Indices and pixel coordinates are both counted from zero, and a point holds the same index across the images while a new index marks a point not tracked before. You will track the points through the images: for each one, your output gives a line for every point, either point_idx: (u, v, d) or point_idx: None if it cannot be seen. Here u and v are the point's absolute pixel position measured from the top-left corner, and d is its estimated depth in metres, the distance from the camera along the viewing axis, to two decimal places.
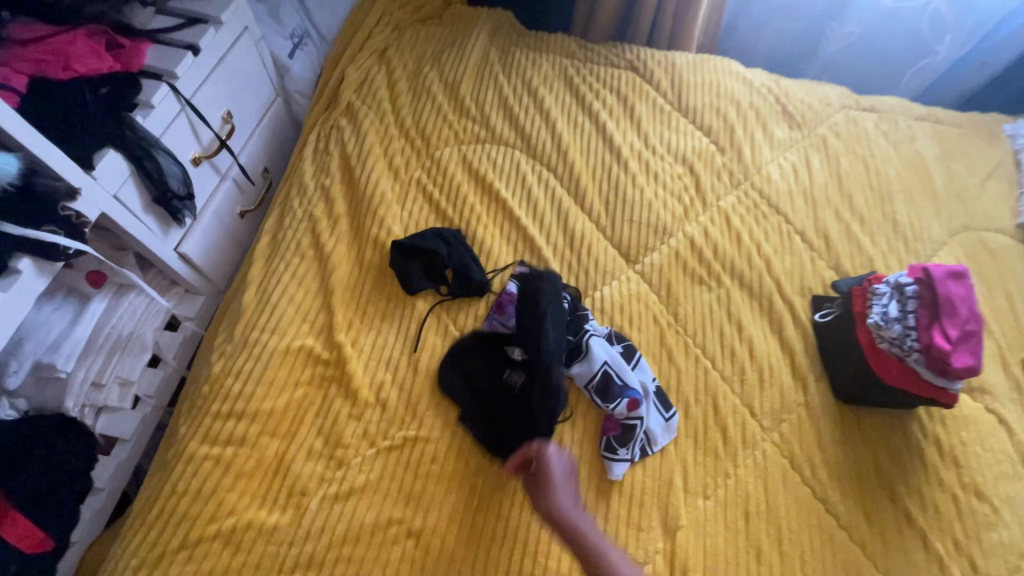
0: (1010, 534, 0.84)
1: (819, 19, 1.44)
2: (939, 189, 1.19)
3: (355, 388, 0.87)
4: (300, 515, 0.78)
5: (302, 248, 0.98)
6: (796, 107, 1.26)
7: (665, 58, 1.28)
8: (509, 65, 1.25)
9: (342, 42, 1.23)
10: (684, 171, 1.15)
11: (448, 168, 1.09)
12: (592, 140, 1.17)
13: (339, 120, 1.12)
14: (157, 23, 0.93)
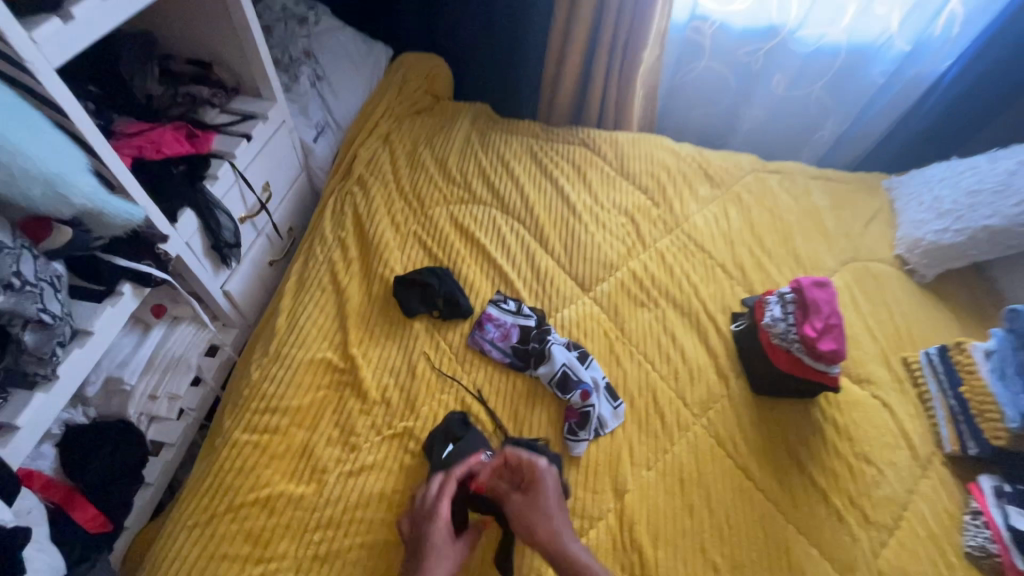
0: (892, 490, 1.06)
1: (732, 105, 1.82)
2: (830, 229, 1.49)
3: (366, 389, 1.09)
4: (322, 487, 0.97)
5: (324, 284, 1.23)
6: (715, 171, 1.59)
7: (609, 137, 1.63)
8: (486, 145, 1.58)
9: (354, 129, 1.54)
10: (626, 220, 1.45)
11: (439, 222, 1.38)
12: (553, 199, 1.47)
13: (352, 187, 1.42)
14: (221, 119, 1.23)
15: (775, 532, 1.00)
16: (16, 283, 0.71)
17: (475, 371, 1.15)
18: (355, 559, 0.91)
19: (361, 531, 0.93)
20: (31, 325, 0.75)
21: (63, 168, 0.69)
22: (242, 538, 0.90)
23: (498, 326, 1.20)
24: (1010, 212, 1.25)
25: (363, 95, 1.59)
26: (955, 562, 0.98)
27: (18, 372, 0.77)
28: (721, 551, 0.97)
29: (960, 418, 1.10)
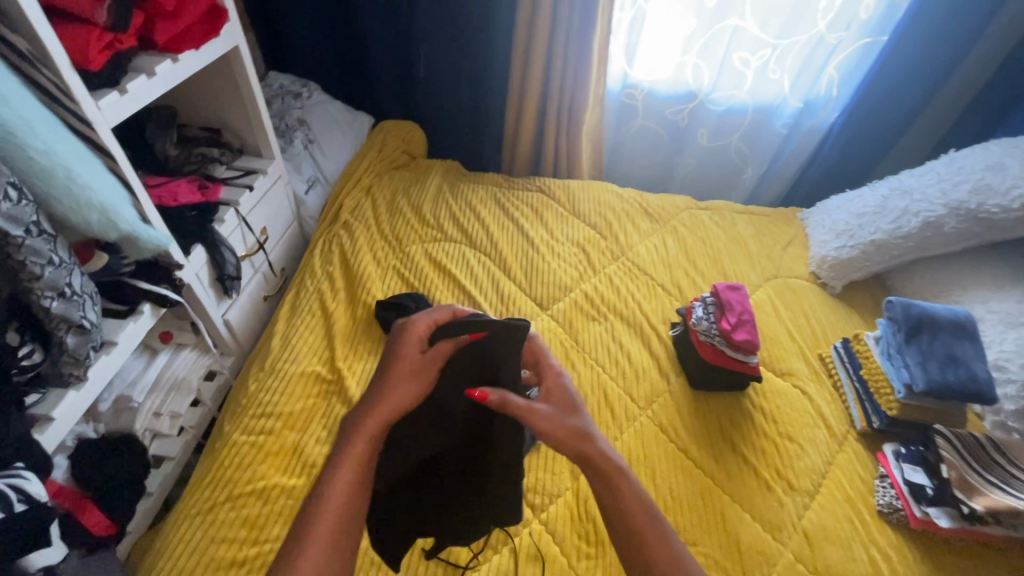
0: (812, 462, 1.21)
1: (668, 156, 2.12)
2: (754, 252, 1.72)
3: (350, 395, 1.23)
4: (311, 479, 1.09)
5: (313, 309, 1.41)
6: (654, 208, 1.85)
7: (562, 185, 1.90)
8: (456, 193, 1.83)
9: (341, 183, 1.77)
10: (578, 251, 1.68)
11: (415, 258, 1.59)
12: (514, 235, 1.70)
13: (338, 230, 1.63)
14: (228, 174, 1.46)
15: (712, 501, 1.13)
16: (67, 292, 0.87)
17: None
18: None
19: None
20: (73, 329, 0.90)
21: (111, 199, 0.88)
22: (240, 523, 1.02)
23: None
24: (888, 227, 1.49)
25: (349, 154, 1.85)
26: (869, 519, 1.12)
27: (57, 372, 0.92)
28: (666, 520, 1.10)
29: (864, 399, 1.28)
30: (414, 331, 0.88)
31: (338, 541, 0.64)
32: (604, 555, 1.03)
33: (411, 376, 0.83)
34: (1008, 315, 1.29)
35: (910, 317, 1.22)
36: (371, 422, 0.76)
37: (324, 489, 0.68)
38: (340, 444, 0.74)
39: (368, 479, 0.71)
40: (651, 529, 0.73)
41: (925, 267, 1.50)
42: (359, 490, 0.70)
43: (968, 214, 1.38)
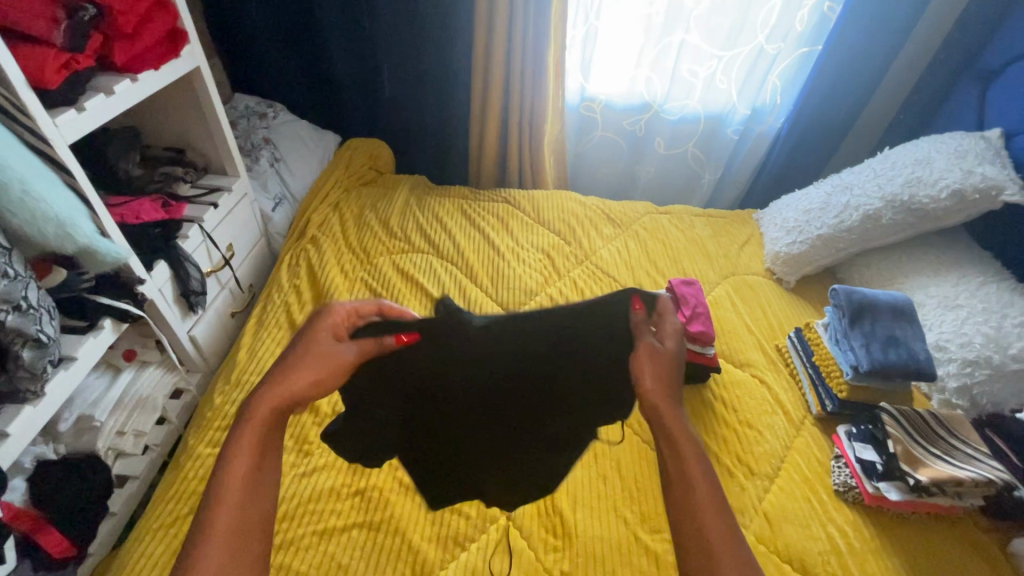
0: (772, 446, 1.24)
1: (629, 165, 2.21)
2: (712, 252, 1.78)
3: (317, 404, 1.24)
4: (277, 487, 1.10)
5: (280, 321, 1.42)
6: (616, 214, 1.92)
7: (527, 195, 1.96)
8: (423, 206, 1.88)
9: (308, 200, 1.80)
10: (543, 256, 1.73)
11: (383, 270, 1.62)
12: (481, 244, 1.75)
13: (306, 246, 1.66)
14: (192, 192, 1.48)
15: None
16: (23, 306, 0.87)
17: None
18: (307, 545, 1.02)
19: (313, 521, 1.05)
20: (30, 343, 0.90)
21: (69, 213, 0.90)
22: None
23: None
24: (832, 222, 1.58)
25: (316, 171, 1.89)
26: (826, 498, 1.15)
27: (13, 388, 0.92)
28: (632, 508, 1.11)
29: (818, 384, 1.33)
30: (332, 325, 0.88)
31: (239, 530, 0.70)
32: (570, 547, 1.04)
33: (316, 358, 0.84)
34: (943, 299, 1.37)
35: (852, 303, 1.28)
36: (268, 405, 0.79)
37: (225, 473, 0.72)
38: (237, 426, 0.77)
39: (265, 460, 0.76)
40: (707, 501, 0.74)
41: (870, 258, 1.59)
42: (257, 472, 0.74)
43: (903, 206, 1.47)
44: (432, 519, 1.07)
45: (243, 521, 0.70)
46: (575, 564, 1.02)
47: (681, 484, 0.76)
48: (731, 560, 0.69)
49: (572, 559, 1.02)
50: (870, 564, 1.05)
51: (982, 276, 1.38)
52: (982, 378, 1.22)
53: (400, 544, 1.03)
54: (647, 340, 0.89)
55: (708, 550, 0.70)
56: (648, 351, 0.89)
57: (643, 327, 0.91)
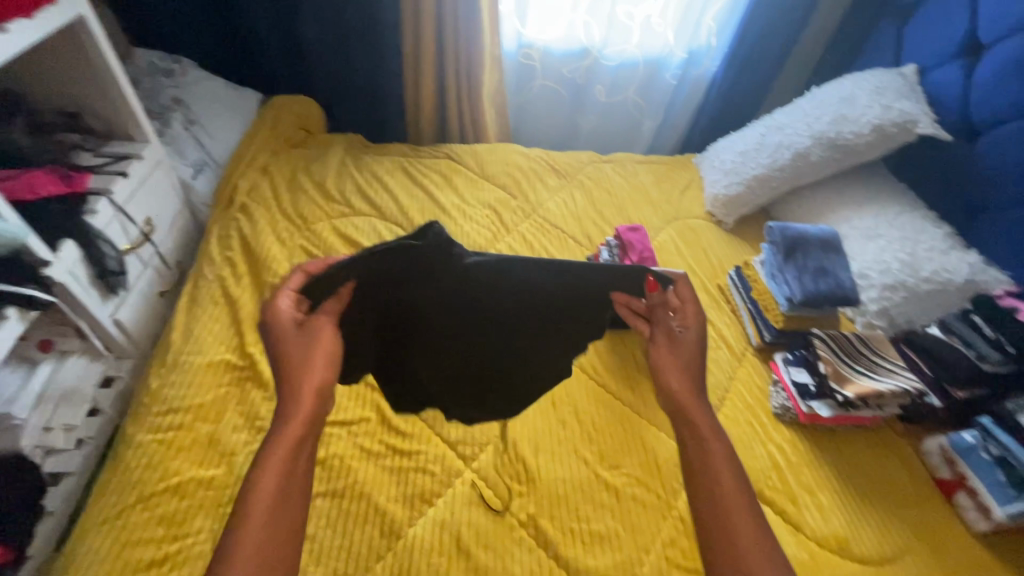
0: (717, 378, 1.32)
1: (570, 115, 2.18)
2: (654, 198, 1.82)
3: (265, 378, 1.20)
4: (231, 467, 1.06)
5: (216, 297, 1.33)
6: (561, 165, 1.90)
7: (470, 149, 1.90)
8: (361, 166, 1.79)
9: (233, 164, 1.66)
10: (490, 212, 1.70)
11: (323, 236, 1.55)
12: (425, 203, 1.70)
13: (236, 214, 1.54)
14: (95, 161, 1.34)
15: (631, 426, 1.21)
16: None
17: None
18: None
19: None
20: None
21: None
22: (155, 522, 0.97)
23: None
24: (766, 162, 1.63)
25: (239, 133, 1.73)
26: (766, 421, 1.24)
27: None
28: (590, 448, 1.16)
29: (757, 318, 1.40)
30: (280, 306, 0.84)
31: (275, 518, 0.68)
32: (533, 490, 1.08)
33: (307, 339, 0.82)
34: (864, 230, 1.47)
35: (785, 239, 1.34)
36: (302, 407, 0.75)
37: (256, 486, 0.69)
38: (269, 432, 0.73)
39: (299, 463, 0.73)
40: (738, 497, 0.76)
41: (800, 196, 1.66)
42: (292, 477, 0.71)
43: (829, 142, 1.53)
44: (398, 479, 1.07)
45: (277, 511, 0.68)
46: (539, 506, 1.05)
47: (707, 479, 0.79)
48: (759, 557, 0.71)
49: (537, 502, 1.06)
50: (805, 475, 1.15)
51: (898, 207, 1.48)
52: (899, 300, 1.33)
53: (366, 507, 1.02)
54: (666, 328, 0.95)
55: (734, 537, 0.73)
56: (667, 336, 0.94)
57: (659, 309, 0.98)
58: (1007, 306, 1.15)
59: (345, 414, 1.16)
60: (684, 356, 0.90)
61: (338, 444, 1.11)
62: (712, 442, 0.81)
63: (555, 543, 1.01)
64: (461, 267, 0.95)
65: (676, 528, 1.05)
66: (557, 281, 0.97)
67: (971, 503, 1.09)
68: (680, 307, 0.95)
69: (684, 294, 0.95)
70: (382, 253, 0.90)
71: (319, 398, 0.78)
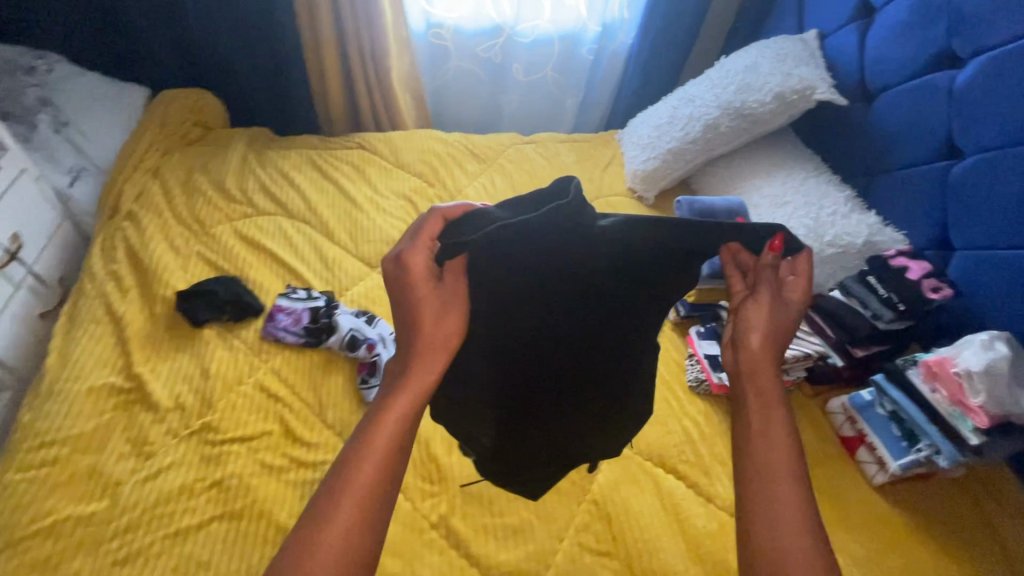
0: None
1: (490, 96, 2.12)
2: (575, 177, 1.79)
3: (155, 399, 1.12)
4: (115, 499, 0.98)
5: (98, 315, 1.23)
6: (480, 150, 1.84)
7: (383, 138, 1.81)
8: (264, 161, 1.68)
9: (117, 168, 1.53)
10: (405, 203, 1.63)
11: (223, 239, 1.45)
12: (335, 197, 1.61)
13: (122, 222, 1.42)
14: None
15: None
16: None
17: (275, 359, 1.23)
18: (158, 551, 0.93)
19: (163, 525, 0.96)
20: None
21: None
22: (26, 569, 0.90)
23: (289, 313, 1.28)
24: (679, 135, 1.63)
25: (123, 134, 1.60)
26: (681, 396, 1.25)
27: None
28: None
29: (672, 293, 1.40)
30: (416, 257, 0.77)
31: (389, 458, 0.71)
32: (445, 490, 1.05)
33: (435, 296, 0.79)
34: (772, 199, 1.48)
35: (693, 214, 1.33)
36: (428, 368, 0.76)
37: (374, 432, 0.71)
38: (390, 386, 0.75)
39: (407, 434, 0.73)
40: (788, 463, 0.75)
41: (715, 167, 1.67)
42: (399, 446, 0.72)
43: (736, 112, 1.53)
44: (301, 493, 1.02)
45: (391, 457, 0.71)
46: (451, 506, 1.03)
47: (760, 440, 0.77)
48: (801, 536, 0.68)
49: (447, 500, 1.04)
50: (717, 446, 1.17)
51: (804, 173, 1.50)
52: None
53: (266, 526, 0.97)
54: (773, 285, 0.87)
55: (778, 501, 0.71)
56: (771, 289, 0.87)
57: (768, 270, 0.88)
58: (898, 266, 1.20)
59: (244, 429, 1.10)
60: (779, 318, 0.86)
61: (236, 463, 1.05)
62: (778, 401, 0.80)
63: (467, 542, 0.99)
64: (591, 232, 0.81)
65: (590, 512, 1.04)
66: (677, 247, 0.82)
67: (869, 458, 1.12)
68: (794, 276, 0.88)
69: (803, 267, 0.88)
70: (533, 216, 0.78)
71: (444, 353, 0.78)
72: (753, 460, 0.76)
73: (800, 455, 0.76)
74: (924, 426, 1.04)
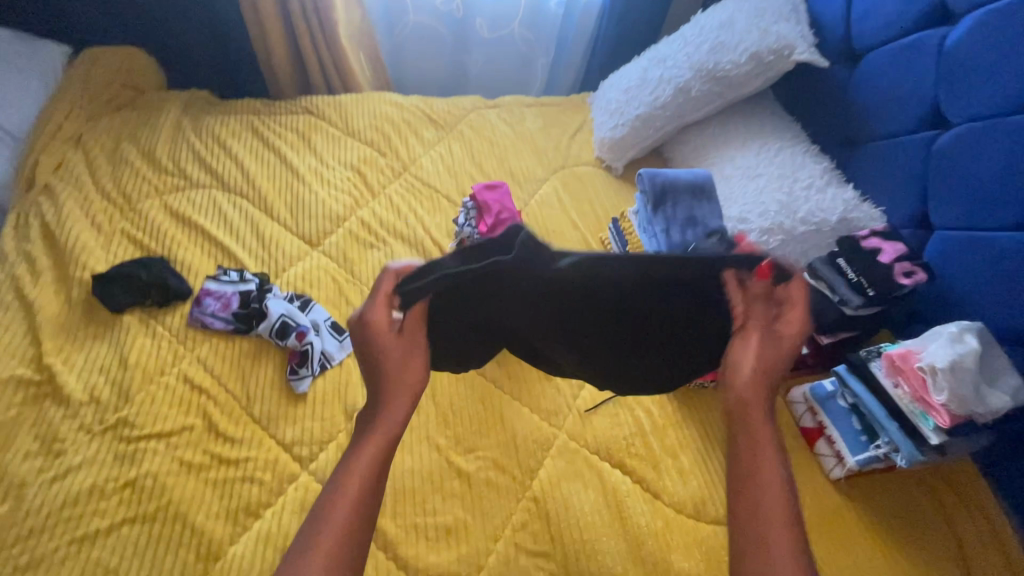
0: None
1: (454, 56, 1.96)
2: (540, 146, 1.66)
3: (67, 392, 1.04)
4: (18, 502, 0.92)
5: (7, 302, 1.14)
6: (440, 115, 1.68)
7: (332, 101, 1.65)
8: (200, 128, 1.54)
9: (34, 137, 1.40)
10: (353, 174, 1.50)
11: (150, 215, 1.33)
12: (276, 167, 1.48)
13: (38, 198, 1.31)
14: None
15: (493, 404, 1.12)
16: None
17: (201, 347, 1.14)
18: (63, 557, 0.87)
19: (69, 530, 0.90)
20: None
21: None
22: None
23: (218, 298, 1.19)
24: (648, 99, 1.50)
25: (40, 97, 1.45)
26: None
27: None
28: (445, 433, 1.07)
29: None
30: (377, 314, 0.81)
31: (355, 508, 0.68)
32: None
33: (404, 345, 0.82)
34: (746, 170, 1.37)
35: (655, 189, 1.21)
36: (401, 405, 0.77)
37: (339, 476, 0.71)
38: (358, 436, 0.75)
39: (378, 475, 0.72)
40: (780, 510, 0.69)
41: (688, 136, 1.55)
42: (371, 489, 0.71)
43: (708, 74, 1.40)
44: (222, 493, 0.96)
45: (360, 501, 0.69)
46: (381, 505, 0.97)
47: (746, 483, 0.72)
48: None
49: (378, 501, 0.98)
50: (670, 437, 1.10)
51: (780, 142, 1.39)
52: (777, 243, 1.26)
53: (181, 529, 0.92)
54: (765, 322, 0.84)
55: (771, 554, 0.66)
56: (762, 327, 0.84)
57: (758, 303, 0.85)
58: (869, 248, 1.11)
59: (163, 425, 1.03)
60: (767, 354, 0.82)
61: (153, 461, 0.98)
62: (766, 432, 0.76)
63: (394, 544, 0.93)
64: (550, 273, 0.85)
65: (529, 512, 0.99)
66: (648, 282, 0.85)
67: (828, 451, 1.07)
68: (788, 303, 0.85)
69: (795, 295, 0.85)
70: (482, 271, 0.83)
71: (413, 396, 0.79)
72: (743, 498, 0.71)
73: (790, 486, 0.72)
74: (883, 421, 0.97)
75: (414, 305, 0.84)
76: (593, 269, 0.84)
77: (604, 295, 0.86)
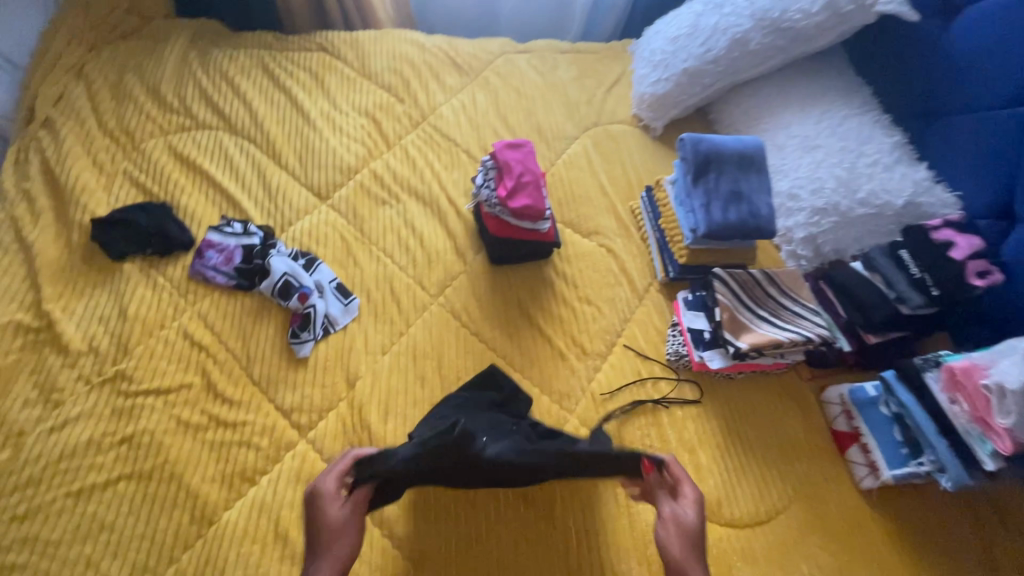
0: (608, 321, 1.15)
1: None
2: (573, 99, 1.50)
3: (66, 341, 1.01)
4: (17, 450, 0.91)
5: (7, 243, 1.10)
6: (464, 59, 1.53)
7: (349, 37, 1.51)
8: (206, 62, 1.43)
9: (34, 66, 1.31)
10: (367, 122, 1.38)
11: (153, 156, 1.26)
12: (286, 110, 1.37)
13: (38, 132, 1.24)
14: None
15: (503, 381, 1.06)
16: None
17: (202, 301, 1.09)
18: (59, 510, 0.87)
19: (66, 482, 0.89)
20: None
21: None
22: None
23: (220, 251, 1.14)
24: (698, 51, 1.33)
25: (40, 23, 1.35)
26: (656, 370, 1.10)
27: None
28: None
29: (663, 250, 1.20)
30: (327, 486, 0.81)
31: None
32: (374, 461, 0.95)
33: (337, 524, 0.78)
34: (804, 140, 1.22)
35: (697, 158, 1.08)
36: (327, 564, 0.75)
37: None
38: None
39: None
40: None
41: (739, 95, 1.38)
42: None
43: (772, 25, 1.24)
44: (218, 456, 0.94)
45: None
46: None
47: None
48: None
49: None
50: (688, 431, 1.04)
51: (846, 109, 1.22)
52: (828, 226, 1.15)
53: (177, 491, 0.90)
54: (668, 508, 0.84)
55: None
56: (670, 512, 0.84)
57: (660, 488, 0.87)
58: (941, 241, 0.98)
59: (161, 381, 1.00)
60: (687, 538, 0.81)
61: (151, 419, 0.96)
62: None
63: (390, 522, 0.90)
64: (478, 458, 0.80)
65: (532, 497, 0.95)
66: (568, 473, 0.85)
67: (861, 459, 0.99)
68: (680, 488, 0.86)
69: (681, 476, 0.86)
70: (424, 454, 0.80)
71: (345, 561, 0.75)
72: None
73: None
74: (930, 437, 0.89)
75: (365, 484, 0.82)
76: (514, 448, 0.82)
77: (520, 483, 0.85)
